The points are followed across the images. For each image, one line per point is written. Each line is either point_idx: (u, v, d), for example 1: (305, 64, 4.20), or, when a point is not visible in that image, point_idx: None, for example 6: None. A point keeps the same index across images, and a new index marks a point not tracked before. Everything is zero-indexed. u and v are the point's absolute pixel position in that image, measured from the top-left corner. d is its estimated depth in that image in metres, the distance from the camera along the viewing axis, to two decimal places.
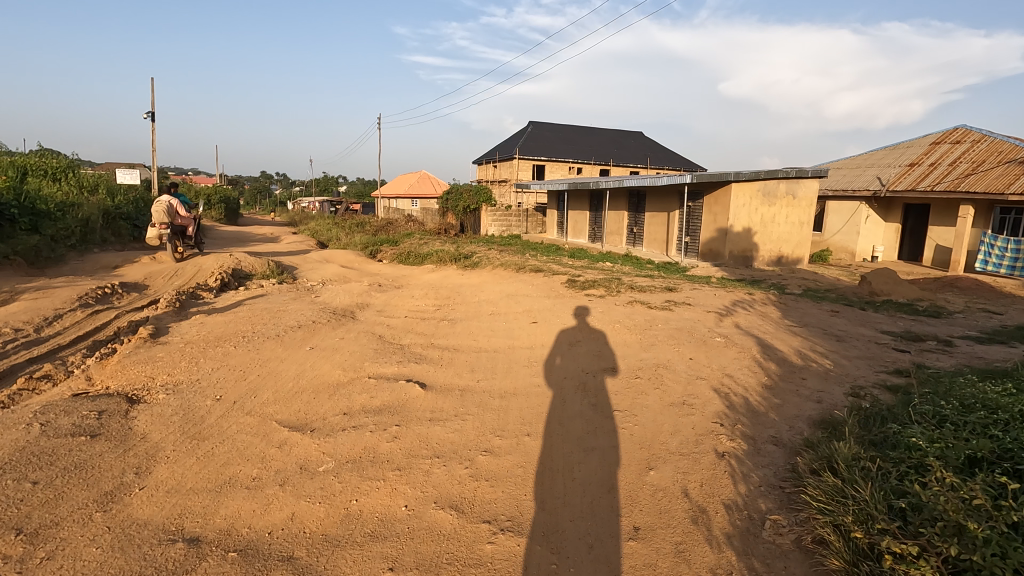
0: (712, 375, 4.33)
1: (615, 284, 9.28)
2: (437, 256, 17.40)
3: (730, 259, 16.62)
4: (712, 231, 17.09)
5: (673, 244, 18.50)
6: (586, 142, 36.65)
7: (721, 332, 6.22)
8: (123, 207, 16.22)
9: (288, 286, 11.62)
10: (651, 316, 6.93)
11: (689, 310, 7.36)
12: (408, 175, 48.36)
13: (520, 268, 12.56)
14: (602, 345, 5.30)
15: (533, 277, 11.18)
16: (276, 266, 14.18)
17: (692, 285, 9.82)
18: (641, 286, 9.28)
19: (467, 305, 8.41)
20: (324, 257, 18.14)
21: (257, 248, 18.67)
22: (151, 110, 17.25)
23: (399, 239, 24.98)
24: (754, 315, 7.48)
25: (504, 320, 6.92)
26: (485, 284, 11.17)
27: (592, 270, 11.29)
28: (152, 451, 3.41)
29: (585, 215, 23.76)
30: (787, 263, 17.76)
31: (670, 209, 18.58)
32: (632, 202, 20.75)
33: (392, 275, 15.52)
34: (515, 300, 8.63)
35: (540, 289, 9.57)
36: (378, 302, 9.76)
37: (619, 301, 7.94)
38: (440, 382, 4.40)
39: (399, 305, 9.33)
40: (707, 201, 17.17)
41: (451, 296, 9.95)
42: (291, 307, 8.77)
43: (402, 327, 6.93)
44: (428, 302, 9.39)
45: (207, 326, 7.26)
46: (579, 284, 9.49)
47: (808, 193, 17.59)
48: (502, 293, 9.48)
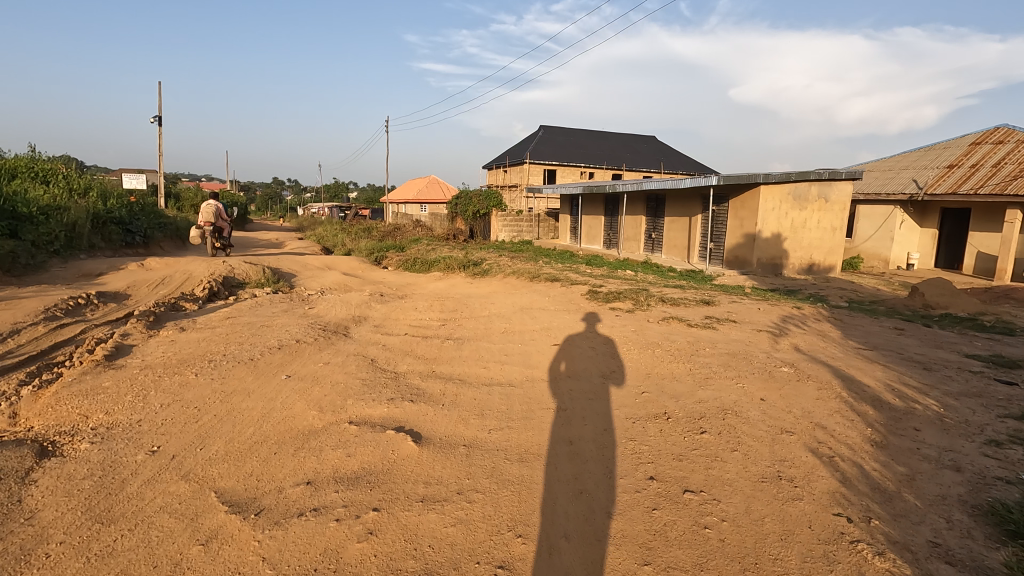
0: (800, 427, 3.26)
1: (644, 296, 8.22)
2: (444, 263, 16.41)
3: (758, 267, 15.49)
4: (738, 237, 15.98)
5: (696, 251, 17.40)
6: (598, 146, 35.67)
7: (781, 357, 5.15)
8: (115, 210, 15.46)
9: (282, 296, 10.68)
10: (693, 337, 5.87)
11: (734, 328, 6.30)
12: (418, 180, 47.66)
13: (535, 277, 11.52)
14: (643, 377, 4.24)
15: (548, 287, 10.16)
16: (272, 273, 13.28)
17: (729, 297, 8.75)
18: (673, 298, 8.22)
19: (476, 321, 7.40)
20: (326, 263, 17.27)
21: (257, 254, 17.81)
22: (156, 117, 20.06)
23: (406, 244, 24.10)
24: (812, 334, 6.39)
25: (518, 340, 5.91)
26: (495, 295, 10.17)
27: (614, 279, 10.26)
28: (27, 547, 2.40)
29: (599, 220, 22.71)
30: (819, 271, 16.60)
31: (692, 214, 17.48)
32: (650, 207, 19.68)
33: (397, 283, 14.58)
34: (530, 314, 7.60)
35: (557, 302, 8.53)
36: (377, 315, 8.79)
37: (651, 317, 6.88)
38: (438, 432, 3.37)
39: (400, 318, 8.37)
40: (733, 205, 16.07)
41: (458, 308, 8.96)
42: (279, 320, 7.83)
43: (400, 347, 5.95)
44: (433, 316, 8.41)
45: (178, 345, 6.30)
46: (602, 296, 8.43)
47: (842, 196, 16.41)
48: (515, 305, 8.46)
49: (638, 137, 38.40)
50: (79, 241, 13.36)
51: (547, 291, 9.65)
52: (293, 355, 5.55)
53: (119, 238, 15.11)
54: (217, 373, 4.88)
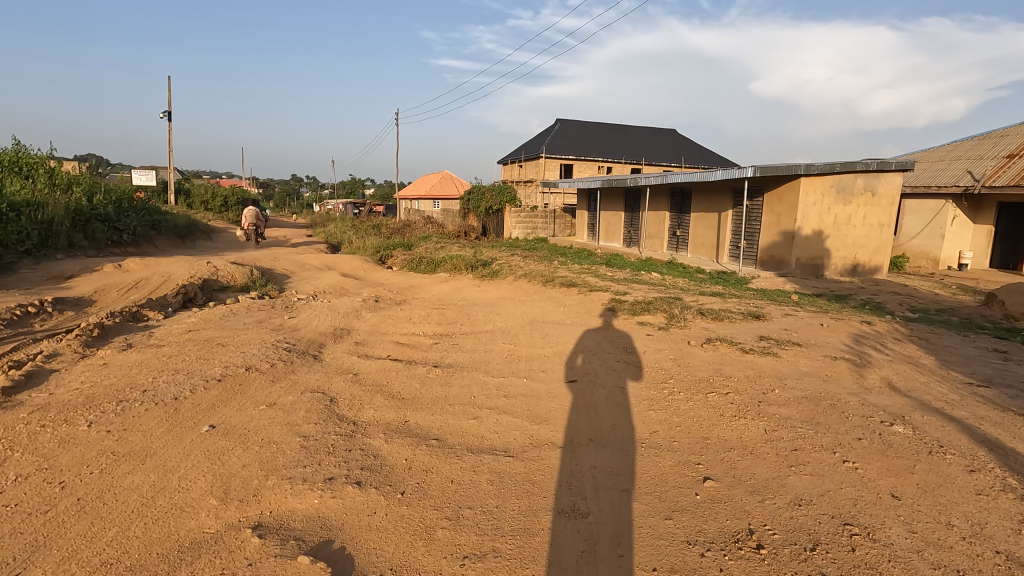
0: (988, 572, 1.92)
1: (678, 307, 6.85)
2: (451, 263, 15.08)
3: (797, 268, 13.99)
4: (774, 234, 14.48)
5: (726, 250, 15.91)
6: (617, 140, 34.12)
7: (880, 404, 3.76)
8: (100, 207, 14.52)
9: (263, 302, 9.52)
10: (751, 368, 4.50)
11: (800, 355, 4.91)
12: (431, 176, 46.54)
13: (549, 281, 10.14)
14: (699, 445, 2.91)
15: (562, 294, 8.83)
16: (261, 274, 12.15)
17: (781, 308, 7.28)
18: (714, 310, 6.81)
19: (475, 340, 6.12)
20: (326, 263, 16.14)
21: (253, 254, 16.75)
22: (163, 111, 22.03)
23: (415, 242, 23.00)
24: (901, 363, 4.99)
25: (523, 370, 4.62)
26: (502, 303, 8.86)
27: (639, 285, 8.87)
28: None
29: (618, 216, 21.27)
30: (864, 272, 15.01)
31: (722, 209, 15.99)
32: (675, 202, 18.20)
33: (398, 286, 13.40)
34: (540, 331, 6.29)
35: (573, 313, 7.20)
36: (364, 327, 7.56)
37: (691, 337, 5.52)
38: (382, 561, 2.10)
39: (389, 333, 7.14)
40: (768, 199, 14.56)
41: (458, 320, 7.68)
42: (245, 335, 6.65)
43: (373, 379, 4.69)
44: (428, 330, 7.14)
45: (106, 370, 5.13)
46: (627, 307, 7.08)
47: (890, 189, 14.78)
48: (523, 319, 7.14)
49: (658, 130, 36.71)
50: (57, 240, 12.42)
51: (562, 299, 8.33)
52: (234, 390, 4.32)
53: (104, 236, 14.18)
54: (119, 421, 3.67)
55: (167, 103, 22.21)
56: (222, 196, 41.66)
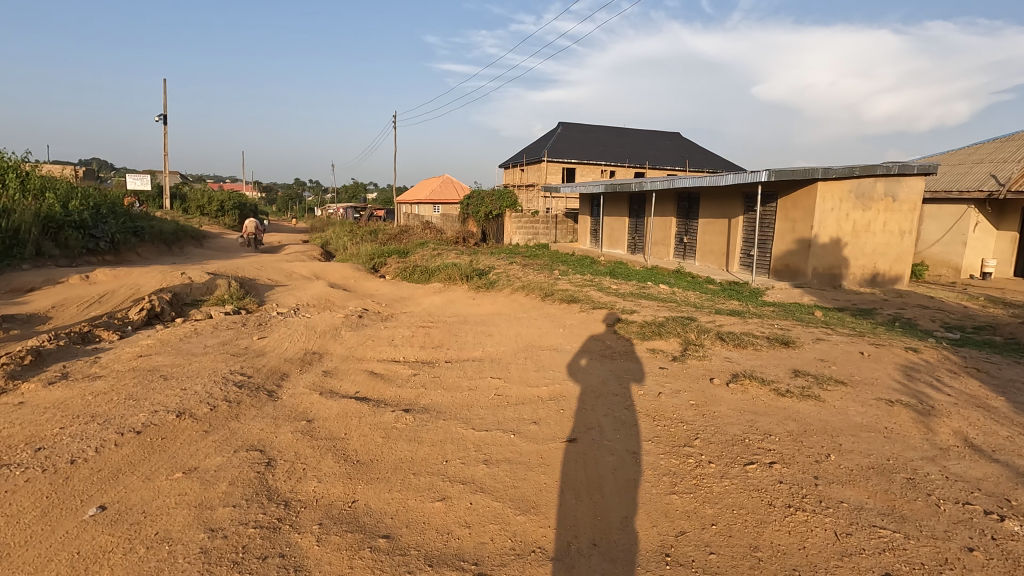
0: None
1: (694, 331, 5.99)
2: (446, 272, 14.16)
3: (814, 278, 13.13)
4: (788, 242, 13.62)
5: (737, 259, 15.05)
6: (620, 143, 33.30)
7: (968, 477, 2.91)
8: (74, 213, 13.72)
9: (235, 319, 8.69)
10: (791, 417, 3.65)
11: (848, 398, 4.04)
12: (431, 180, 45.76)
13: (548, 295, 9.26)
14: (749, 567, 2.07)
15: (561, 311, 8.00)
16: (240, 285, 11.33)
17: (810, 330, 6.39)
18: (736, 334, 5.93)
19: (460, 371, 5.28)
20: (314, 272, 15.32)
21: (239, 263, 15.95)
22: (162, 117, 22.24)
23: (411, 248, 22.19)
24: (968, 405, 4.12)
25: (511, 420, 3.77)
26: (495, 321, 8.02)
27: (647, 301, 8.02)
28: None
29: (622, 222, 20.43)
30: (884, 283, 14.12)
31: (732, 215, 15.14)
32: (682, 207, 17.34)
33: (389, 298, 12.59)
34: (535, 359, 5.43)
35: (574, 336, 6.36)
36: (338, 351, 6.72)
37: (712, 370, 4.67)
38: None
39: (366, 358, 6.31)
40: (783, 204, 13.71)
41: (445, 342, 6.85)
42: (199, 362, 5.82)
43: (328, 429, 3.85)
44: (409, 357, 6.30)
45: (15, 412, 4.29)
46: (635, 330, 6.22)
47: (912, 194, 13.91)
48: (517, 343, 6.30)
49: (662, 134, 35.89)
50: (23, 248, 11.62)
51: (561, 317, 7.47)
52: (150, 448, 3.49)
53: (78, 245, 13.43)
54: None
55: (165, 110, 22.38)
56: (218, 199, 40.89)
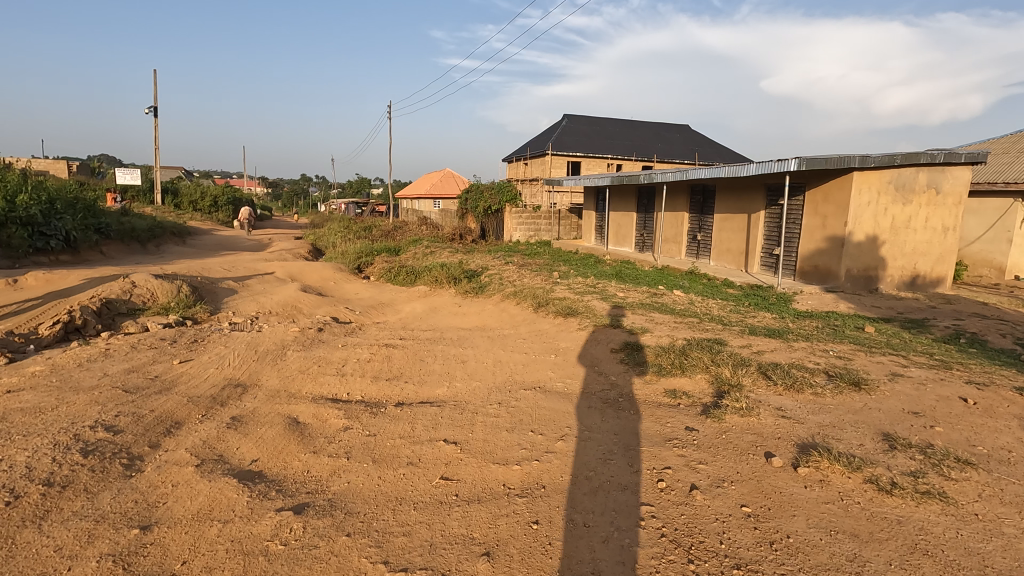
0: None
1: (727, 362, 4.54)
2: (432, 274, 12.67)
3: (847, 281, 11.61)
4: (817, 240, 12.08)
5: (757, 258, 13.55)
6: (627, 136, 31.67)
7: None
8: (20, 210, 12.36)
9: (168, 336, 7.31)
10: (921, 547, 2.17)
11: (991, 499, 2.55)
12: (432, 175, 44.34)
13: (542, 305, 7.74)
14: None
15: (554, 328, 6.50)
16: (193, 291, 9.93)
17: (875, 358, 4.90)
18: (785, 369, 4.42)
19: (406, 424, 3.82)
20: (290, 273, 13.92)
21: (211, 265, 14.58)
22: (147, 108, 21.24)
23: (403, 246, 20.76)
24: None
25: (450, 544, 2.31)
26: (474, 339, 6.54)
27: (661, 315, 6.57)
28: None
29: (629, 218, 18.91)
30: (924, 285, 12.53)
31: (753, 210, 13.62)
32: (695, 201, 15.80)
33: (366, 304, 11.19)
34: (512, 408, 3.97)
35: (568, 367, 4.88)
36: (269, 384, 5.29)
37: (766, 437, 3.17)
38: None
39: (298, 396, 4.87)
40: (811, 197, 12.15)
41: (404, 372, 5.38)
42: (72, 403, 4.41)
43: (161, 552, 2.41)
44: (353, 395, 4.85)
45: None
46: (649, 361, 4.74)
47: (958, 185, 12.27)
48: (493, 378, 4.82)
49: (671, 126, 34.21)
50: None
51: (553, 338, 5.98)
52: None
53: (23, 243, 12.13)
54: None
55: (150, 101, 21.21)
56: (212, 194, 39.58)
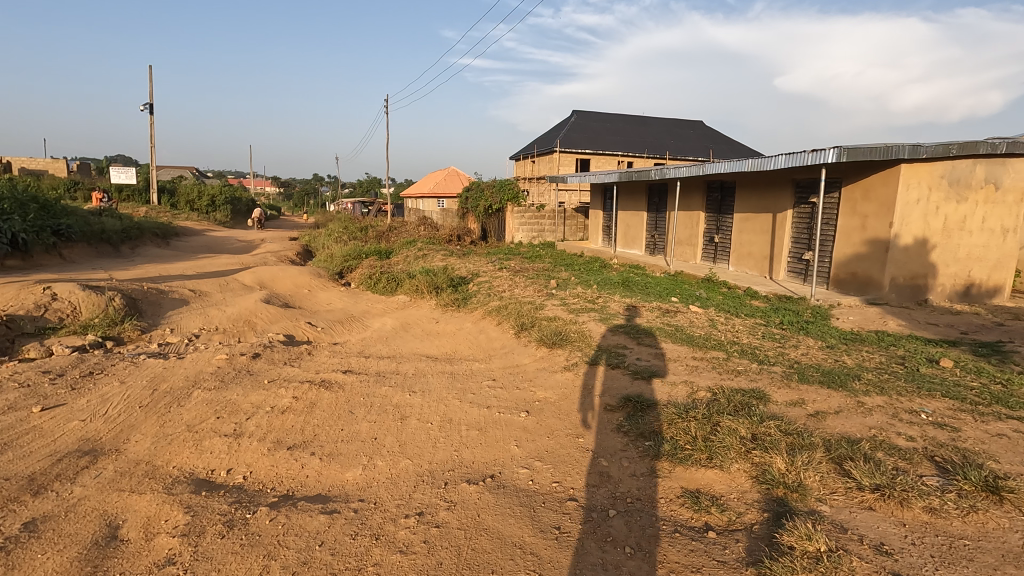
0: None
1: (775, 434, 3.03)
2: (413, 282, 11.07)
3: (891, 292, 9.98)
4: (856, 244, 10.45)
5: (783, 264, 11.95)
6: (637, 132, 30.00)
7: None
8: None
9: (63, 365, 5.92)
10: None
11: None
12: (437, 174, 42.95)
13: (526, 328, 6.18)
14: None
15: (534, 364, 4.94)
16: (129, 304, 8.59)
17: (991, 427, 3.34)
18: (871, 455, 2.86)
19: (255, 562, 2.34)
20: (259, 280, 12.50)
21: (177, 271, 13.23)
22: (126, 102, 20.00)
23: (396, 249, 19.34)
24: None
25: None
26: (430, 378, 5.05)
27: (674, 346, 5.04)
28: None
29: (639, 218, 17.33)
30: (979, 296, 10.81)
31: (778, 209, 12.00)
32: (713, 199, 14.19)
33: (333, 317, 9.77)
34: (435, 530, 2.47)
35: (541, 440, 3.35)
36: (133, 449, 3.84)
37: None
38: None
39: (155, 476, 3.41)
40: (849, 195, 10.53)
41: (317, 432, 3.88)
42: None
43: None
44: (232, 476, 3.38)
45: None
46: (658, 434, 3.22)
47: (1021, 180, 10.50)
48: (428, 455, 3.31)
49: (684, 123, 32.45)
50: None
51: (530, 381, 4.44)
52: None
53: None
54: None
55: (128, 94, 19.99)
56: (209, 194, 38.31)
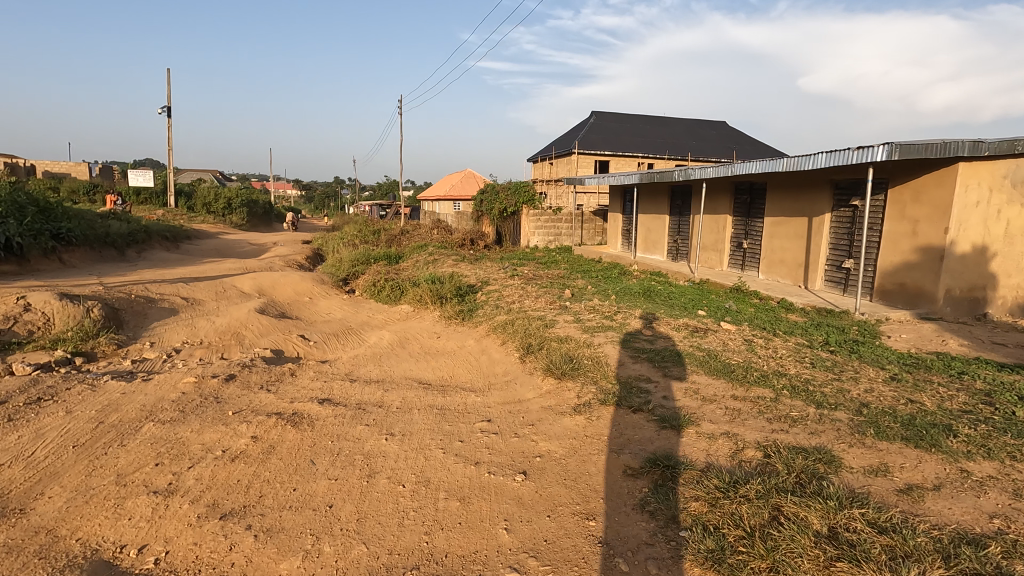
0: None
1: (863, 533, 2.17)
2: (416, 291, 10.32)
3: (945, 305, 8.94)
4: (905, 251, 9.41)
5: (820, 272, 10.93)
6: (658, 133, 28.96)
7: None
8: None
9: (11, 388, 5.26)
10: None
11: None
12: (453, 176, 42.24)
13: (532, 351, 5.35)
14: None
15: (538, 401, 4.11)
16: (109, 315, 7.97)
17: None
18: (1009, 571, 1.99)
19: None
20: (258, 287, 11.88)
21: (175, 276, 12.67)
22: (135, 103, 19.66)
23: (407, 253, 18.66)
24: None
25: None
26: (415, 415, 4.25)
27: (708, 380, 4.18)
28: None
29: (661, 222, 16.39)
30: None
31: (815, 212, 10.99)
32: (742, 202, 13.20)
33: (330, 329, 9.06)
34: None
35: (539, 522, 2.54)
36: (38, 512, 3.11)
37: None
38: None
39: (46, 557, 2.67)
40: (897, 197, 9.49)
41: (264, 493, 3.12)
42: None
43: None
44: (142, 560, 2.63)
45: None
46: (698, 520, 2.39)
47: None
48: (390, 541, 2.51)
49: (706, 123, 31.27)
50: None
51: (532, 427, 3.61)
52: None
53: None
54: None
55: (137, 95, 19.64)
56: (226, 197, 38.20)
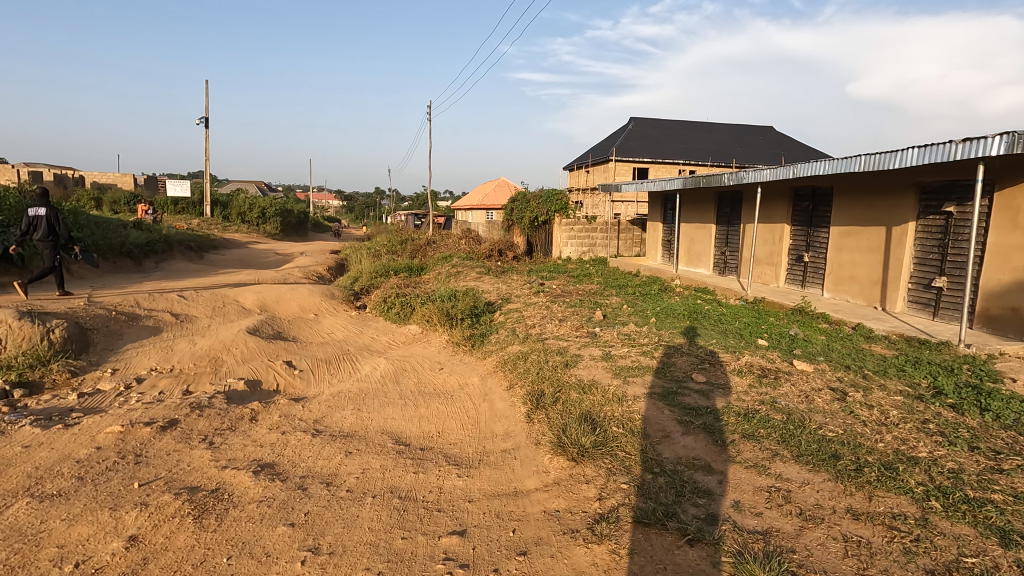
0: None
1: None
2: (426, 310, 9.12)
3: None
4: (1017, 269, 7.63)
5: (901, 292, 9.19)
6: (701, 138, 27.21)
7: None
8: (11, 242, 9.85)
9: None
10: None
11: None
12: (488, 184, 41.22)
13: (543, 407, 4.00)
14: None
15: (541, 500, 2.76)
16: (74, 333, 7.00)
17: None
18: None
19: None
20: (262, 302, 10.89)
21: (178, 289, 11.84)
22: None
23: (431, 265, 17.58)
24: None
25: None
26: (367, 507, 2.97)
27: (803, 473, 2.74)
28: None
29: (706, 231, 14.76)
30: None
31: (895, 220, 9.26)
32: (803, 209, 11.51)
33: (325, 353, 7.93)
34: None
35: None
36: None
37: None
38: None
39: None
40: (1006, 202, 7.73)
41: None
42: None
43: None
44: None
45: None
46: None
47: None
48: None
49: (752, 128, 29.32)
50: None
51: (522, 561, 2.26)
52: None
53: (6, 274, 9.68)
54: None
55: None
56: (261, 206, 38.15)
